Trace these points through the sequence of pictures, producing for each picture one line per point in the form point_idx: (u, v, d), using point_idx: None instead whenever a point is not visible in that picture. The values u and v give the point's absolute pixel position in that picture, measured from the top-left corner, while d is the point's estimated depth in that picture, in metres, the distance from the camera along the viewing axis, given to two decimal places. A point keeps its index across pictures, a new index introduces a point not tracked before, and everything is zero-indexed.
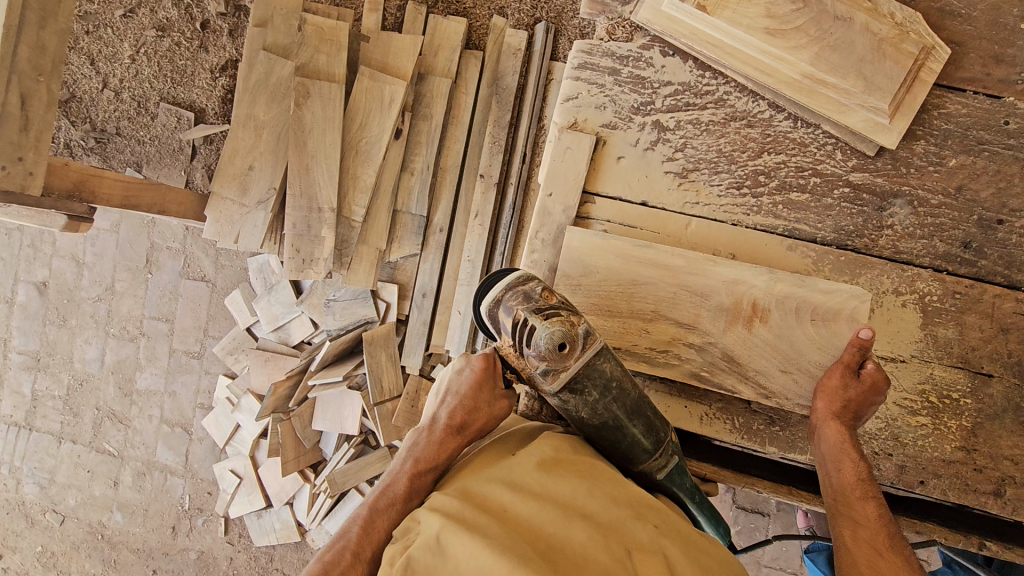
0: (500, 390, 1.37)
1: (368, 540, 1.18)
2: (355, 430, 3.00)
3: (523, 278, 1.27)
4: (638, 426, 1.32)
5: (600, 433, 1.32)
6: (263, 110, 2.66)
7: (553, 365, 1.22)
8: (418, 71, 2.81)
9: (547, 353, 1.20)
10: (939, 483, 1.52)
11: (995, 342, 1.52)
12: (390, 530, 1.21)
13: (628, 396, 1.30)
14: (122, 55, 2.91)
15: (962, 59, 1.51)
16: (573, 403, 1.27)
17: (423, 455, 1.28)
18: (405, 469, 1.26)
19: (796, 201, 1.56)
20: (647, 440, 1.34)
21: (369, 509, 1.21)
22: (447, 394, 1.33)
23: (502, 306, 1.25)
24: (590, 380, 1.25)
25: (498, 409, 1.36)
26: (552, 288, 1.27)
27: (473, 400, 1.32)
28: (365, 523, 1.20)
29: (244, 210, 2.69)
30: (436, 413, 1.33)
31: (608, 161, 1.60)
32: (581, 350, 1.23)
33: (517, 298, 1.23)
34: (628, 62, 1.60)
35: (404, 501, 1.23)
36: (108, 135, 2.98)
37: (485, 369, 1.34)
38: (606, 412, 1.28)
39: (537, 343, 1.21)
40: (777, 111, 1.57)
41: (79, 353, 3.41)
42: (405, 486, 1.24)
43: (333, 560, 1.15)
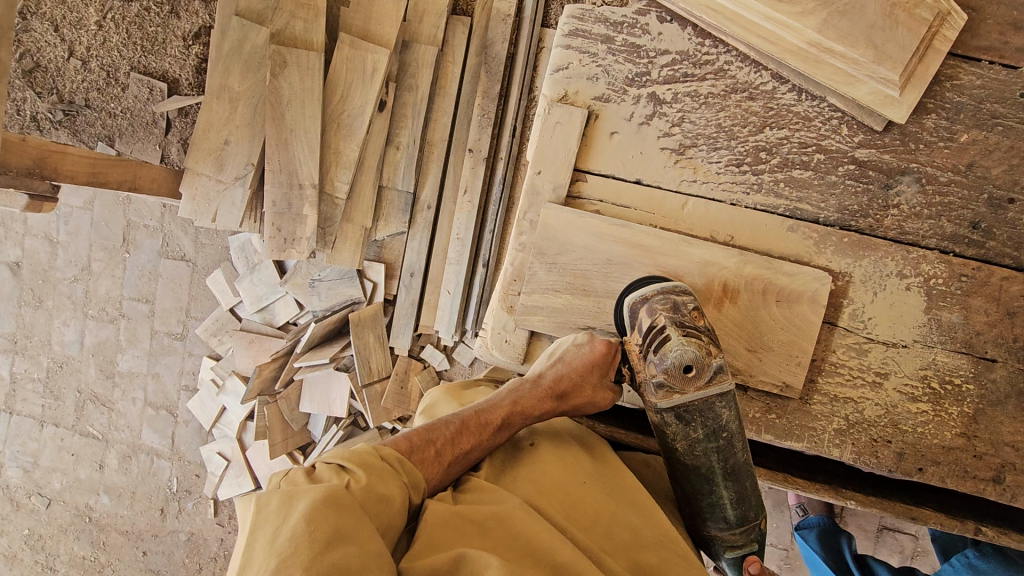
0: (607, 379, 1.43)
1: (452, 448, 1.29)
2: (344, 412, 2.95)
3: (676, 288, 1.35)
4: (730, 490, 1.36)
5: (688, 475, 1.37)
6: (238, 81, 2.51)
7: (670, 382, 1.30)
8: (401, 38, 2.66)
9: (670, 367, 1.29)
10: (938, 470, 1.48)
11: (1001, 326, 1.46)
12: (471, 449, 1.32)
13: (733, 454, 1.35)
14: (87, 21, 2.71)
15: (978, 26, 1.41)
16: (673, 426, 1.34)
17: (523, 401, 1.38)
18: (502, 405, 1.37)
19: (799, 178, 1.48)
20: (732, 509, 1.37)
21: (462, 423, 1.32)
22: (562, 360, 1.40)
23: (647, 304, 1.33)
24: (700, 415, 1.32)
25: (598, 395, 1.43)
26: (702, 311, 1.34)
27: (582, 374, 1.39)
28: (456, 432, 1.30)
29: (221, 186, 2.59)
30: (544, 372, 1.41)
31: (600, 137, 1.51)
32: (704, 381, 1.30)
33: (664, 304, 1.32)
34: (622, 29, 1.49)
35: (489, 431, 1.34)
36: (76, 107, 2.80)
37: (604, 356, 1.39)
38: (703, 457, 1.35)
39: (666, 355, 1.29)
40: (780, 83, 1.47)
41: (58, 335, 3.32)
42: (497, 420, 1.35)
43: (420, 445, 1.25)
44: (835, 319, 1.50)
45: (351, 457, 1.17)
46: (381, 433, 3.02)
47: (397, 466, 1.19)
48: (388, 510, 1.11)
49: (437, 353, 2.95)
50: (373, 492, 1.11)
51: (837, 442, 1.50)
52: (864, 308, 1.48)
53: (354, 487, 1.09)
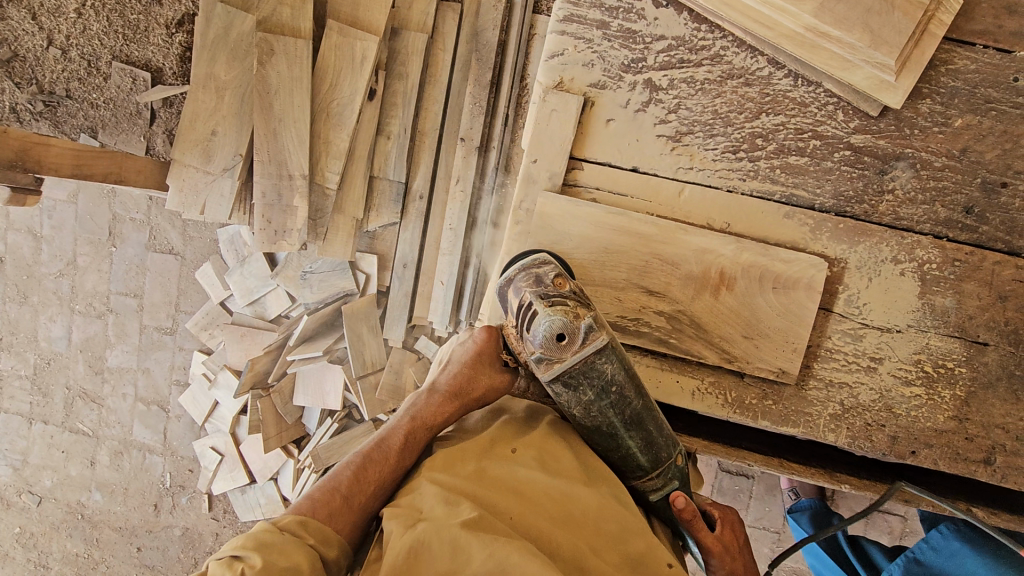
0: (498, 368, 1.43)
1: (358, 487, 1.25)
2: (338, 404, 2.93)
3: (540, 261, 1.34)
4: (635, 439, 1.35)
5: (594, 435, 1.37)
6: (224, 70, 2.44)
7: (548, 354, 1.26)
8: (390, 25, 2.62)
9: (543, 341, 1.25)
10: (931, 453, 1.50)
11: (993, 310, 1.48)
12: (381, 480, 1.29)
13: (629, 405, 1.32)
14: (65, 8, 2.54)
15: (973, 10, 1.41)
16: (565, 397, 1.31)
17: (420, 413, 1.38)
18: (401, 425, 1.35)
19: (795, 165, 1.48)
20: (643, 456, 1.38)
21: (362, 459, 1.29)
22: (450, 361, 1.43)
23: (513, 285, 1.34)
24: (585, 380, 1.27)
25: (496, 384, 1.44)
26: (567, 277, 1.31)
27: (470, 370, 1.40)
28: (359, 469, 1.27)
29: (210, 178, 2.53)
30: (436, 379, 1.43)
31: (596, 124, 1.49)
32: (580, 344, 1.25)
33: (527, 280, 1.31)
34: (618, 14, 1.47)
35: (395, 456, 1.31)
36: (56, 99, 2.67)
37: (487, 344, 1.44)
38: (600, 416, 1.32)
39: (536, 329, 1.26)
40: (776, 68, 1.46)
41: (44, 331, 3.26)
42: (400, 442, 1.33)
43: (322, 499, 1.22)
44: (830, 305, 1.50)
45: (243, 542, 1.11)
46: (376, 425, 3.02)
47: (297, 532, 1.16)
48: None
49: (431, 344, 2.94)
50: (274, 570, 1.06)
51: (833, 427, 1.51)
52: (859, 294, 1.49)
53: (250, 575, 1.04)
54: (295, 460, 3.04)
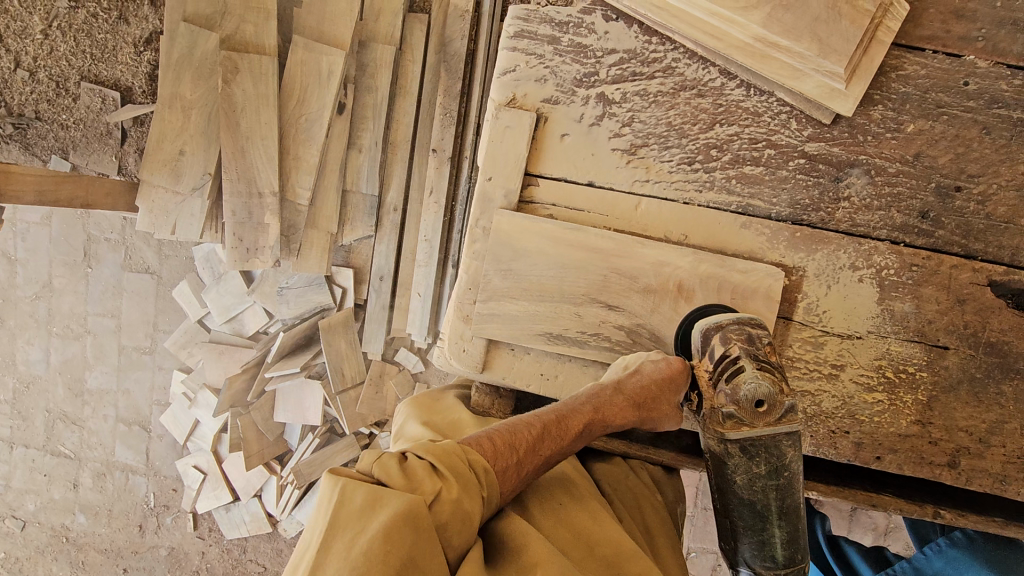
0: (681, 404, 1.36)
1: (531, 457, 1.20)
2: (318, 419, 2.92)
3: (753, 322, 1.29)
4: (782, 530, 1.25)
5: (742, 510, 1.26)
6: (189, 89, 2.42)
7: (741, 413, 1.20)
8: (357, 38, 2.60)
9: (742, 400, 1.19)
10: (895, 458, 1.52)
11: (952, 314, 1.48)
12: (549, 456, 1.24)
13: (792, 495, 1.25)
14: (33, 30, 2.62)
15: (921, 16, 1.41)
16: (737, 458, 1.23)
17: (603, 409, 1.30)
18: (585, 411, 1.29)
19: (750, 175, 1.47)
20: (783, 550, 1.25)
21: (544, 430, 1.23)
22: (648, 364, 1.33)
23: (722, 332, 1.28)
24: (766, 452, 1.23)
25: (674, 412, 1.36)
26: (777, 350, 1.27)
27: (667, 390, 1.32)
28: (537, 441, 1.22)
29: (179, 198, 2.53)
30: (628, 376, 1.33)
31: (550, 140, 1.49)
32: (774, 417, 1.21)
33: (740, 335, 1.26)
34: (568, 29, 1.46)
35: (566, 442, 1.26)
36: (26, 120, 2.74)
37: (687, 376, 1.33)
38: (761, 493, 1.24)
39: (739, 385, 1.20)
40: (728, 78, 1.45)
41: (22, 355, 3.24)
42: (577, 428, 1.27)
43: (504, 452, 1.17)
44: (790, 314, 1.50)
45: (443, 455, 1.09)
46: (359, 437, 2.99)
47: (480, 476, 1.11)
48: (463, 532, 1.05)
49: (411, 355, 2.94)
50: (457, 514, 1.03)
51: None
52: (818, 302, 1.49)
53: (440, 504, 1.02)
54: (278, 477, 3.04)
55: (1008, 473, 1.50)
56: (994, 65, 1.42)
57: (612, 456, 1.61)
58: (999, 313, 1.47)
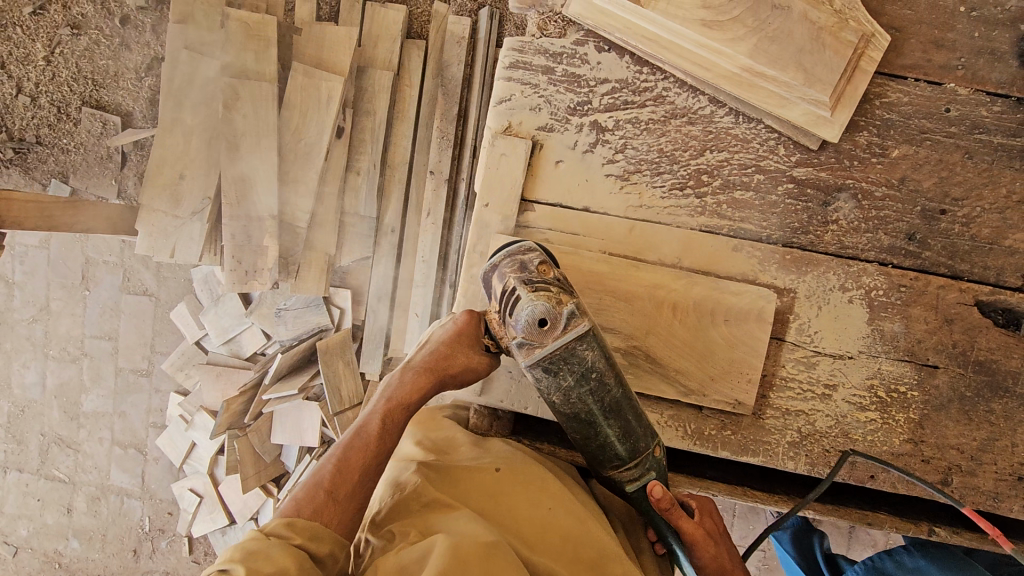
0: (477, 351, 1.32)
1: (341, 480, 1.19)
2: (316, 441, 2.91)
3: (526, 248, 1.26)
4: (614, 427, 1.27)
5: (570, 423, 1.27)
6: (190, 115, 2.49)
7: (529, 338, 1.17)
8: (356, 64, 2.66)
9: (525, 325, 1.16)
10: (889, 476, 1.53)
11: (941, 334, 1.51)
12: (364, 467, 1.22)
13: (608, 393, 1.24)
14: (35, 57, 2.83)
15: (902, 46, 1.46)
16: (545, 383, 1.22)
17: (395, 395, 1.28)
18: (377, 409, 1.27)
19: (741, 200, 1.51)
20: (620, 446, 1.29)
21: (342, 450, 1.22)
22: (426, 343, 1.32)
23: (497, 270, 1.24)
24: (566, 365, 1.19)
25: (474, 363, 1.31)
26: (552, 264, 1.23)
27: (447, 349, 1.29)
28: (339, 461, 1.21)
29: (178, 222, 2.55)
30: (409, 359, 1.32)
31: (546, 167, 1.52)
32: (562, 329, 1.17)
33: (512, 266, 1.22)
34: (562, 60, 1.51)
35: (375, 443, 1.24)
36: (26, 145, 2.87)
37: (469, 326, 1.32)
38: (579, 403, 1.23)
39: (518, 314, 1.17)
40: (717, 106, 1.50)
41: (18, 378, 3.23)
42: (378, 426, 1.26)
43: (307, 497, 1.16)
44: (783, 334, 1.53)
45: (235, 550, 1.05)
46: None
47: (286, 534, 1.10)
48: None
49: None
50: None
51: (792, 454, 1.53)
52: (810, 323, 1.52)
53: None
54: (275, 499, 3.01)
55: (1000, 490, 1.52)
56: (974, 92, 1.47)
57: None
58: (986, 332, 1.50)
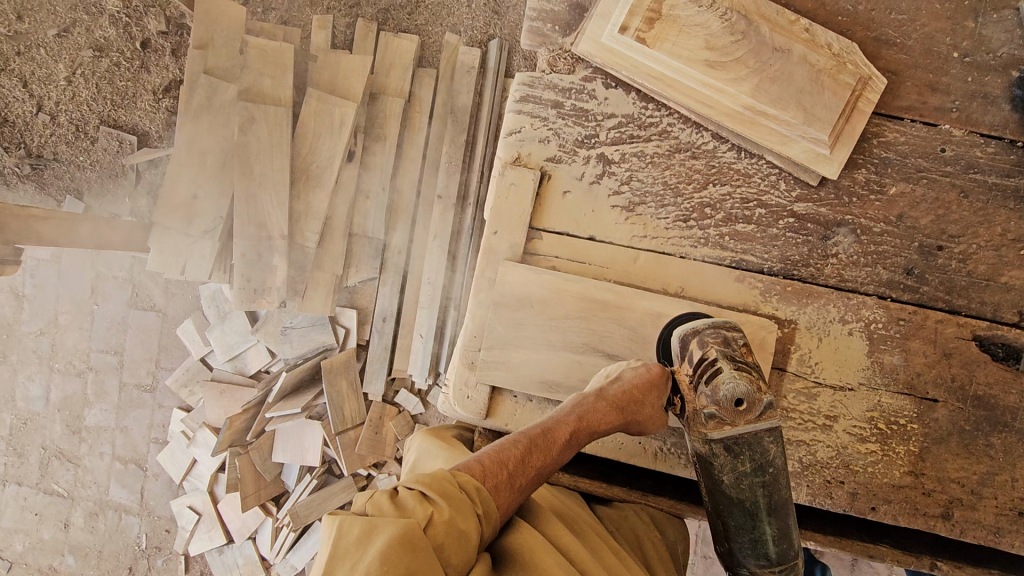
0: (661, 404, 1.37)
1: (522, 472, 1.20)
2: (317, 460, 2.92)
3: (729, 326, 1.38)
4: (773, 526, 1.34)
5: (732, 508, 1.35)
6: (206, 136, 2.56)
7: (722, 414, 1.29)
8: (369, 91, 2.75)
9: (722, 399, 1.28)
10: (890, 509, 1.54)
11: (940, 367, 1.53)
12: (540, 471, 1.24)
13: (778, 491, 1.34)
14: (57, 77, 2.94)
15: (898, 88, 1.52)
16: (721, 459, 1.33)
17: (587, 416, 1.31)
18: (568, 422, 1.29)
19: (742, 232, 1.56)
20: (773, 546, 1.35)
21: (530, 444, 1.24)
22: (621, 376, 1.36)
23: (698, 336, 1.36)
24: (748, 449, 1.32)
25: (657, 414, 1.36)
26: (751, 349, 1.36)
27: (644, 390, 1.34)
28: (525, 454, 1.22)
29: (190, 240, 2.59)
30: (604, 386, 1.35)
31: (554, 197, 1.57)
32: (756, 414, 1.30)
33: (716, 338, 1.34)
34: (571, 95, 1.57)
35: (555, 454, 1.26)
36: (43, 161, 2.98)
37: (662, 378, 1.37)
38: (748, 491, 1.33)
39: (717, 387, 1.29)
40: (720, 142, 1.55)
41: (22, 391, 3.25)
42: (563, 440, 1.28)
43: (493, 470, 1.17)
44: (784, 365, 1.56)
45: (431, 483, 1.11)
46: (357, 479, 2.99)
47: (472, 496, 1.12)
48: (462, 549, 1.06)
49: (411, 397, 2.97)
50: (452, 529, 1.05)
51: (793, 484, 1.55)
52: (811, 354, 1.55)
53: (435, 524, 1.03)
54: (274, 518, 2.99)
55: (1001, 525, 1.52)
56: (968, 133, 1.52)
57: (613, 501, 1.64)
58: (984, 367, 1.53)
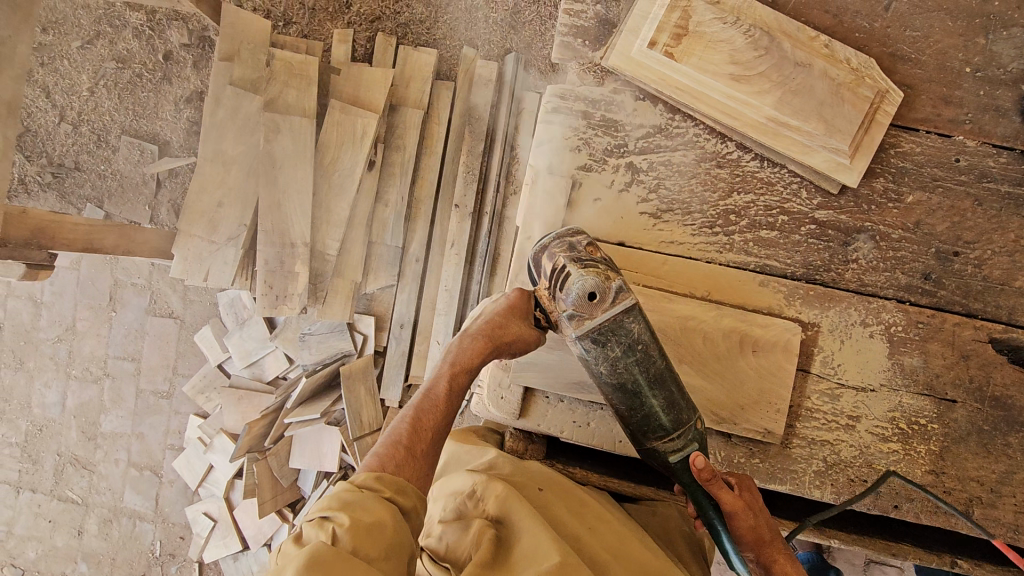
0: (530, 322, 1.39)
1: (418, 438, 1.26)
2: (335, 466, 2.93)
3: (572, 232, 1.34)
4: (659, 398, 1.32)
5: (614, 393, 1.33)
6: (231, 145, 2.62)
7: (580, 311, 1.25)
8: (389, 102, 2.82)
9: (575, 299, 1.24)
10: (912, 507, 1.59)
11: (958, 368, 1.59)
12: (436, 429, 1.29)
13: (653, 363, 1.31)
14: (80, 87, 3.00)
15: (914, 101, 1.59)
16: (595, 357, 1.29)
17: (459, 360, 1.34)
18: (442, 373, 1.34)
19: (766, 238, 1.61)
20: (666, 417, 1.34)
21: (414, 411, 1.29)
22: (482, 314, 1.39)
23: (547, 252, 1.33)
24: (614, 337, 1.26)
25: (528, 336, 1.37)
26: (598, 245, 1.32)
27: (504, 317, 1.36)
28: (413, 421, 1.28)
29: (213, 247, 2.63)
30: (467, 327, 1.38)
31: (584, 204, 1.63)
32: (612, 302, 1.25)
33: (561, 247, 1.31)
34: (600, 106, 1.63)
35: (444, 403, 1.32)
36: (64, 170, 3.02)
37: (521, 301, 1.39)
38: (626, 373, 1.29)
39: (569, 289, 1.25)
40: (744, 152, 1.62)
41: (38, 398, 3.26)
42: (445, 388, 1.33)
43: (388, 453, 1.21)
44: (808, 366, 1.61)
45: (328, 502, 1.11)
46: None
47: (375, 487, 1.14)
48: (379, 539, 1.05)
49: None
50: (362, 529, 1.05)
51: (818, 483, 1.60)
52: (834, 356, 1.60)
53: (339, 535, 1.04)
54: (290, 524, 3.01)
55: (1020, 523, 1.57)
56: (981, 144, 1.59)
57: (642, 500, 1.68)
58: (1001, 368, 1.58)
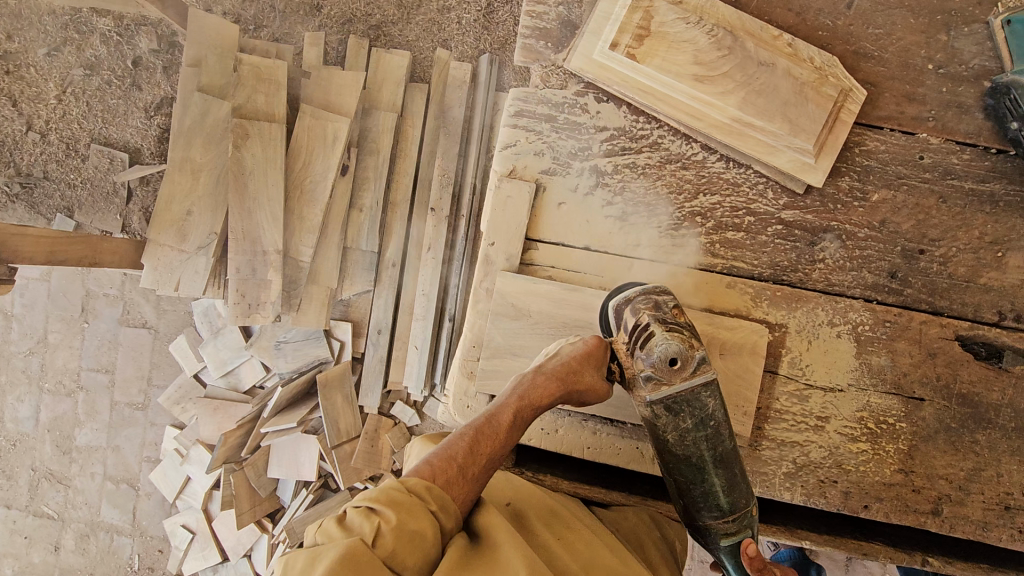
0: (604, 373, 1.36)
1: (473, 459, 1.21)
2: (313, 475, 2.89)
3: (658, 289, 1.35)
4: (720, 477, 1.35)
5: (680, 465, 1.35)
6: (200, 152, 2.58)
7: (658, 374, 1.28)
8: (362, 106, 2.78)
9: (657, 361, 1.27)
10: (882, 506, 1.58)
11: (925, 367, 1.58)
12: (490, 457, 1.24)
13: (722, 442, 1.34)
14: (46, 95, 2.94)
15: (877, 99, 1.58)
16: (664, 420, 1.32)
17: (528, 395, 1.29)
18: (510, 404, 1.29)
19: (732, 240, 1.60)
20: (723, 496, 1.36)
21: (475, 431, 1.23)
22: (559, 353, 1.35)
23: (630, 305, 1.33)
24: (688, 406, 1.31)
25: (599, 386, 1.35)
26: (682, 308, 1.34)
27: (581, 362, 1.32)
28: (473, 442, 1.22)
29: (184, 256, 2.60)
30: (543, 363, 1.34)
31: (549, 208, 1.61)
32: (691, 371, 1.29)
33: (646, 303, 1.31)
34: (564, 109, 1.61)
35: (504, 436, 1.26)
36: (33, 180, 2.93)
37: (598, 348, 1.36)
38: (693, 446, 1.33)
39: (651, 350, 1.27)
40: (709, 153, 1.60)
41: (11, 413, 3.21)
42: (509, 420, 1.27)
43: (442, 466, 1.17)
44: (776, 367, 1.60)
45: (376, 495, 1.11)
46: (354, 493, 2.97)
47: (424, 496, 1.13)
48: (417, 551, 1.07)
49: (407, 409, 2.98)
50: (405, 534, 1.06)
51: (787, 485, 1.59)
52: (801, 357, 1.59)
53: (384, 535, 1.04)
54: (270, 535, 2.96)
55: (989, 520, 1.57)
56: (945, 141, 1.58)
57: (612, 505, 1.66)
58: (968, 366, 1.58)
